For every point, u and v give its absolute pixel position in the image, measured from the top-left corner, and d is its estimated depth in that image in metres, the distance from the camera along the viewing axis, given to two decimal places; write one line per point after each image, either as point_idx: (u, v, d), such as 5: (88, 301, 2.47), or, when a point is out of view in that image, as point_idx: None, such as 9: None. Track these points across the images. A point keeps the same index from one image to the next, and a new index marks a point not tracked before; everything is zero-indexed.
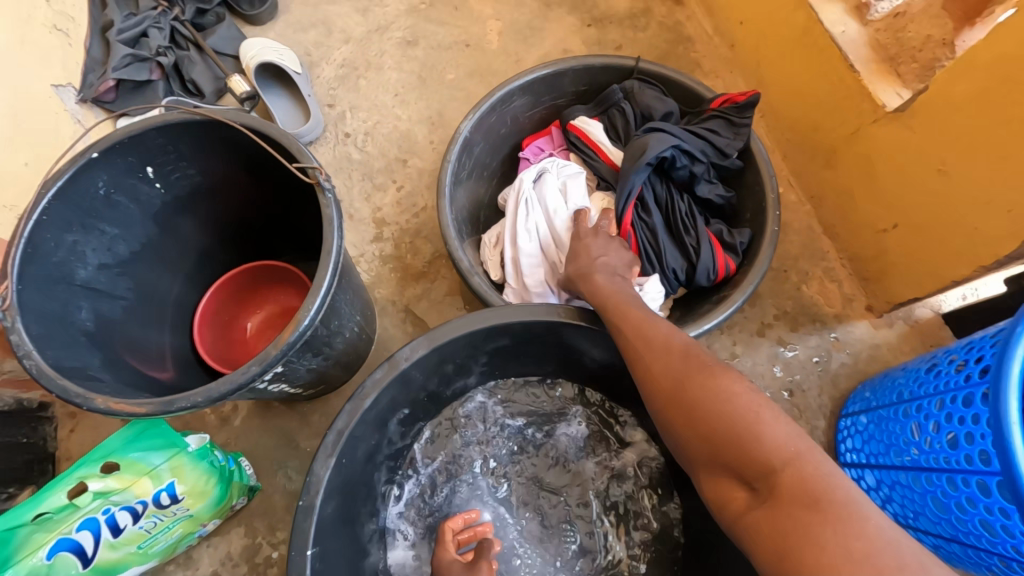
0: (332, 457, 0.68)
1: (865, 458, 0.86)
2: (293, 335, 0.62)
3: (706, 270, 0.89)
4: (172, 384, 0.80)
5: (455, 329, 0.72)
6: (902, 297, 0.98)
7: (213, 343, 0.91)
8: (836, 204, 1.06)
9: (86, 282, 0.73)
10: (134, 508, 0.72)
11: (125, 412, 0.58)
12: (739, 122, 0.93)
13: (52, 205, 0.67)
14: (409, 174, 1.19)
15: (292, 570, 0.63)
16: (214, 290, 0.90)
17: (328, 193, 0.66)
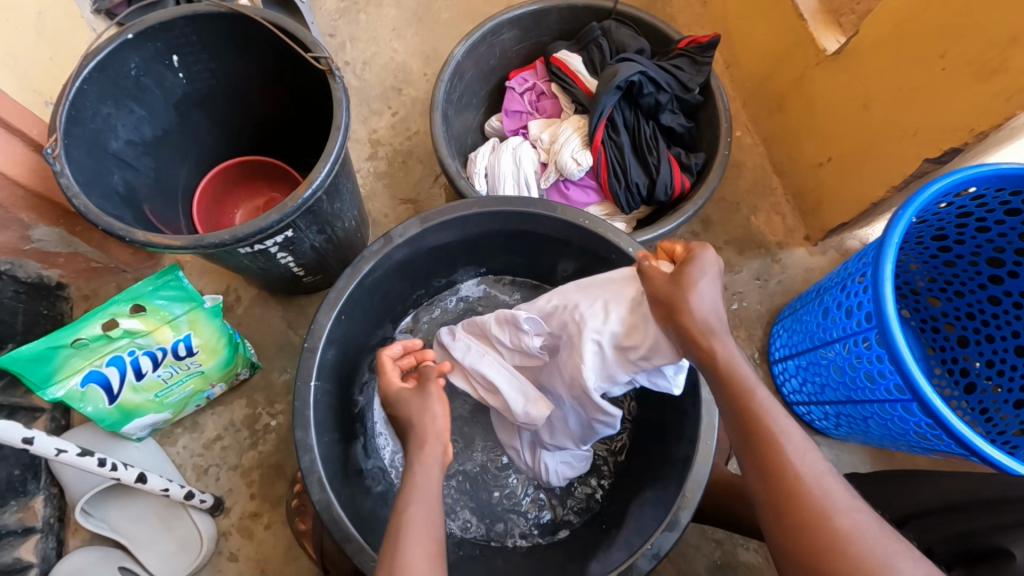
0: (333, 311, 0.79)
1: (790, 352, 1.01)
2: (304, 195, 0.73)
3: (664, 186, 1.01)
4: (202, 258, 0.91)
5: (443, 214, 0.83)
6: (834, 224, 1.13)
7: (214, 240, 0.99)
8: (784, 145, 1.20)
9: (116, 153, 0.82)
10: (155, 354, 0.83)
11: (160, 245, 0.69)
12: (700, 59, 1.05)
13: (91, 76, 0.76)
14: (403, 102, 1.29)
15: (298, 397, 0.75)
16: (197, 200, 0.98)
17: (339, 79, 0.76)
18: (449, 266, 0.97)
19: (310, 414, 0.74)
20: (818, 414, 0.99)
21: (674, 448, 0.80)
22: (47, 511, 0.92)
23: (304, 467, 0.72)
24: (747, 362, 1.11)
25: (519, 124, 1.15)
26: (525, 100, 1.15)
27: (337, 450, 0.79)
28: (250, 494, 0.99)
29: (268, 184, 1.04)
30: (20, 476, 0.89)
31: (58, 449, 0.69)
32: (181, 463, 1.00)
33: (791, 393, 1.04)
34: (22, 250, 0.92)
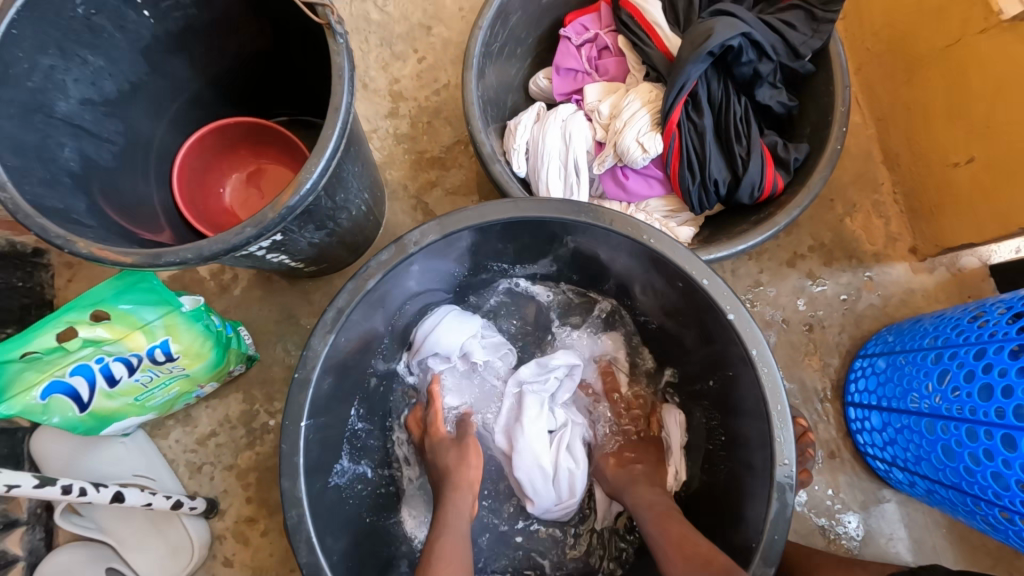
0: (331, 334, 0.65)
1: (876, 400, 0.84)
2: (292, 199, 0.57)
3: (751, 186, 0.80)
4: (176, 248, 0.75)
5: (471, 218, 0.67)
6: (955, 240, 0.90)
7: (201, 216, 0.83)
8: (907, 131, 0.95)
9: (68, 116, 0.65)
10: (128, 360, 0.72)
11: (110, 260, 0.54)
12: (821, 16, 0.79)
13: (22, 16, 0.57)
14: (432, 45, 1.06)
15: (285, 438, 0.63)
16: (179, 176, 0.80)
17: (340, 39, 0.57)
18: (477, 272, 0.80)
19: (299, 461, 0.63)
20: (897, 476, 0.83)
21: (738, 526, 0.68)
22: (33, 503, 0.86)
23: (290, 524, 0.61)
24: (816, 397, 0.95)
25: (573, 86, 0.93)
26: (582, 56, 0.92)
27: (332, 493, 0.68)
28: (247, 497, 0.91)
29: (257, 148, 0.86)
30: None
31: (7, 485, 0.59)
32: (173, 458, 0.92)
33: (868, 443, 0.88)
34: None
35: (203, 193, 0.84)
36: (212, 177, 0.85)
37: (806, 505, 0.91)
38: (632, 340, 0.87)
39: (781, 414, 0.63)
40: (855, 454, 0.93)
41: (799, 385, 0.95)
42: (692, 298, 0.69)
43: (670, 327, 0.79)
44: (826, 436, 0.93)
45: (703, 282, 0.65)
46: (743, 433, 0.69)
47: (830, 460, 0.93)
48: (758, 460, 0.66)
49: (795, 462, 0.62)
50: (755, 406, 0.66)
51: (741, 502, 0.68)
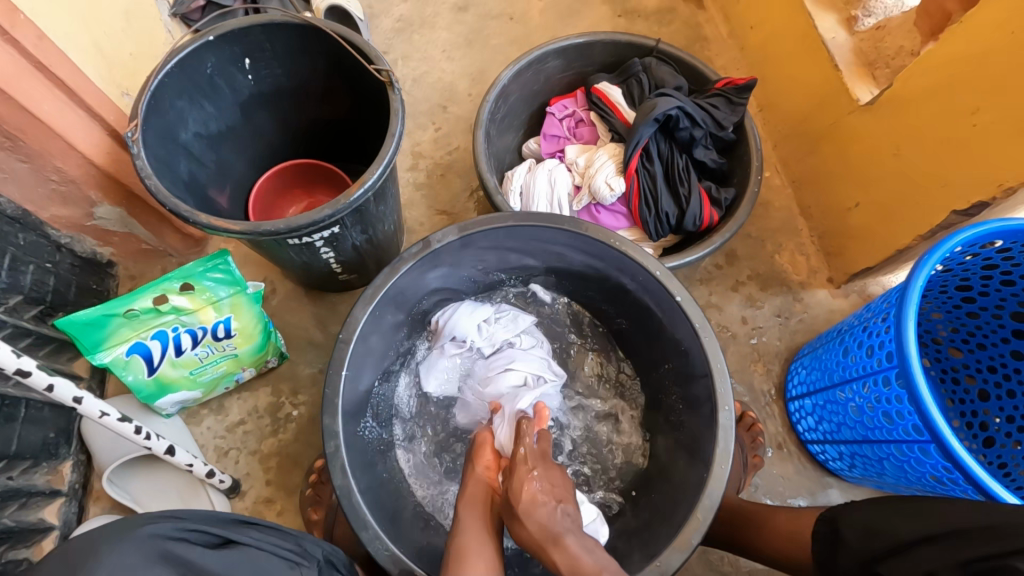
0: (370, 305, 0.82)
1: (808, 389, 1.02)
2: (355, 195, 0.79)
3: (693, 217, 1.05)
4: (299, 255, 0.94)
5: (483, 224, 0.87)
6: (858, 268, 1.14)
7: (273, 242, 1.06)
8: (814, 188, 1.23)
9: (184, 143, 0.88)
10: (196, 333, 0.87)
11: (222, 229, 0.75)
12: (736, 100, 1.09)
13: (173, 71, 0.82)
14: (447, 119, 1.35)
15: (328, 384, 0.78)
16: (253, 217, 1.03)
17: (397, 91, 0.82)
18: (484, 275, 1.00)
19: (338, 402, 0.77)
20: (831, 454, 0.99)
21: (693, 473, 0.83)
22: (74, 476, 0.95)
23: (328, 452, 0.74)
24: (763, 397, 1.12)
25: (557, 147, 1.20)
26: (564, 126, 1.21)
27: (360, 440, 0.82)
28: (267, 480, 1.02)
29: (315, 187, 1.10)
30: (54, 439, 0.93)
31: (102, 412, 0.73)
32: (204, 444, 1.03)
33: (807, 431, 1.05)
34: (84, 226, 0.98)
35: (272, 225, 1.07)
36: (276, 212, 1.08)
37: (761, 490, 1.05)
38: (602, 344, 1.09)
39: (721, 370, 0.81)
40: (799, 445, 1.08)
41: (748, 387, 1.13)
42: (650, 289, 0.89)
43: (638, 321, 0.98)
44: (773, 430, 1.10)
45: (656, 273, 0.86)
46: (697, 397, 0.86)
47: (778, 452, 1.08)
48: (706, 413, 0.83)
49: (734, 407, 0.79)
50: (701, 369, 0.84)
51: (697, 453, 0.83)
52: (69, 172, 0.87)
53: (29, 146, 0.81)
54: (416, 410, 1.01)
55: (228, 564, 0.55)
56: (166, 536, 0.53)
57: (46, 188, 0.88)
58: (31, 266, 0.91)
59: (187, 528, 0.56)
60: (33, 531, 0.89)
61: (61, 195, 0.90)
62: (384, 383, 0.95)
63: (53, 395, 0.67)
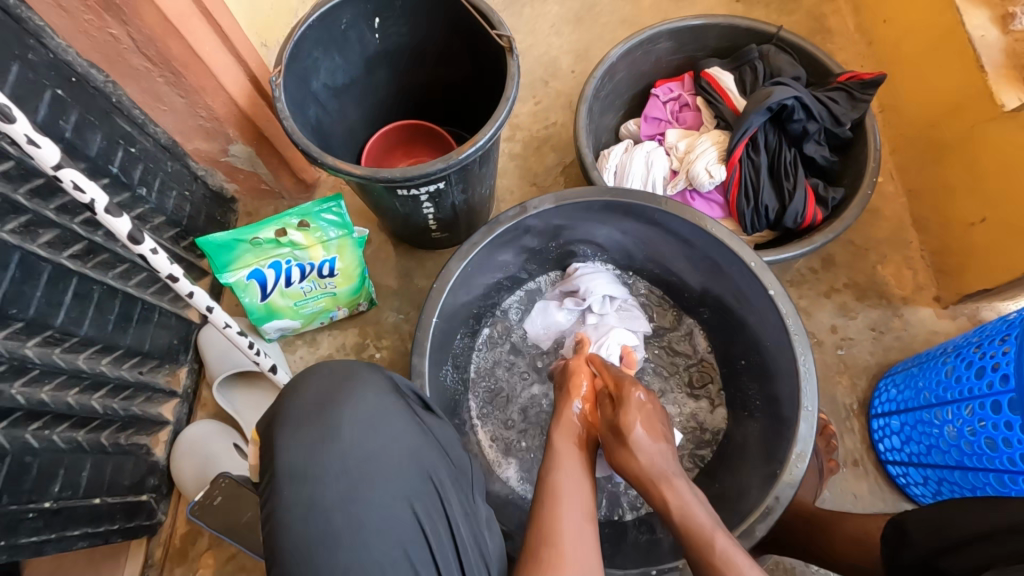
0: (464, 260, 0.86)
1: (897, 407, 0.96)
2: (466, 153, 0.82)
3: (795, 214, 1.01)
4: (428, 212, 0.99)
5: (580, 195, 0.89)
6: (973, 289, 1.06)
7: None
8: (932, 198, 1.15)
9: (314, 92, 0.95)
10: (305, 268, 0.96)
11: (345, 171, 0.81)
12: (860, 95, 1.03)
13: (314, 25, 0.89)
14: (548, 94, 1.36)
15: (420, 327, 0.83)
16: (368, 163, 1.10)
17: (516, 57, 0.85)
18: (572, 246, 1.03)
19: (427, 344, 0.83)
20: (915, 478, 0.94)
21: (764, 467, 0.81)
22: (188, 381, 1.08)
23: (414, 389, 0.80)
24: (844, 411, 1.07)
25: (657, 130, 1.19)
26: (667, 109, 1.19)
27: (440, 383, 0.87)
28: None
29: (417, 146, 1.16)
30: (176, 345, 1.06)
31: (226, 324, 0.82)
32: (296, 371, 1.13)
33: (889, 451, 0.99)
34: (219, 161, 1.09)
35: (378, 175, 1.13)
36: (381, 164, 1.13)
37: (830, 503, 1.01)
38: (689, 327, 1.07)
39: (809, 370, 0.79)
40: (877, 466, 1.03)
41: (829, 397, 1.08)
42: (741, 280, 0.88)
43: (725, 313, 0.96)
44: (851, 446, 1.05)
45: (751, 264, 0.84)
46: (778, 394, 0.84)
47: (854, 468, 1.03)
48: (787, 410, 0.81)
49: (818, 409, 0.77)
50: (787, 366, 0.82)
51: (771, 448, 0.82)
52: (216, 110, 0.97)
53: (188, 82, 0.91)
54: (493, 362, 1.05)
55: (439, 428, 0.65)
56: (403, 389, 0.65)
57: (195, 122, 0.98)
58: (174, 192, 1.03)
59: (417, 392, 0.67)
60: (153, 423, 1.01)
61: (206, 131, 1.01)
62: (466, 336, 1.01)
63: (193, 301, 0.77)
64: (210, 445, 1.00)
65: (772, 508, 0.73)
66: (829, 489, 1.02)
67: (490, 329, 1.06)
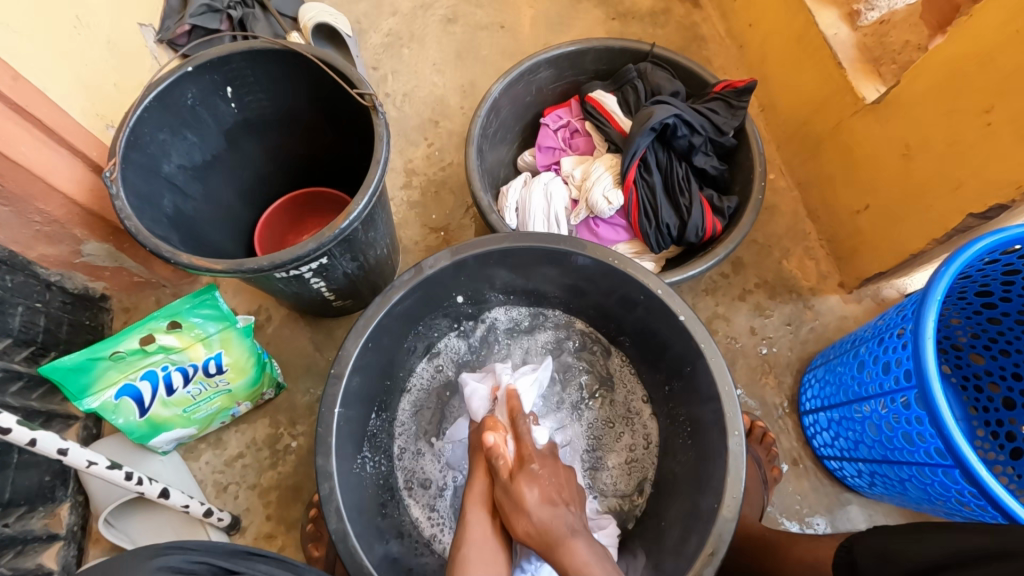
0: (361, 338, 0.80)
1: (822, 403, 0.97)
2: (341, 226, 0.76)
3: (695, 228, 1.01)
4: (317, 287, 0.91)
5: (475, 249, 0.84)
6: (869, 273, 1.10)
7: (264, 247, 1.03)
8: (819, 190, 1.19)
9: (168, 177, 0.86)
10: (186, 371, 0.85)
11: (204, 268, 0.72)
12: (736, 103, 1.05)
13: (151, 105, 0.80)
14: (440, 134, 1.32)
15: (321, 423, 0.75)
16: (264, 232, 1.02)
17: (381, 115, 0.79)
18: (487, 296, 0.97)
19: (332, 441, 0.75)
20: (850, 471, 0.94)
21: (702, 501, 0.79)
22: (72, 519, 0.94)
23: (322, 494, 0.72)
24: (775, 411, 1.08)
25: (552, 159, 1.17)
26: (558, 137, 1.17)
27: (356, 477, 0.80)
28: (267, 514, 0.99)
29: (308, 219, 1.08)
30: (49, 483, 0.92)
31: (90, 462, 0.71)
32: (202, 479, 1.01)
33: (823, 447, 1.00)
34: (73, 263, 0.97)
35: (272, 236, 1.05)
36: (282, 228, 1.06)
37: (777, 509, 1.01)
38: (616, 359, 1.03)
39: (729, 393, 0.77)
40: (815, 461, 1.04)
41: (759, 400, 1.08)
42: (651, 307, 0.86)
43: (646, 342, 0.94)
44: (788, 445, 1.05)
45: (657, 291, 0.83)
46: (702, 420, 0.83)
47: (794, 467, 1.03)
48: (715, 436, 0.78)
49: (744, 433, 0.75)
50: (709, 391, 0.80)
51: (706, 478, 0.79)
52: (52, 213, 0.86)
53: (10, 190, 0.80)
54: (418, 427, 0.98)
55: None
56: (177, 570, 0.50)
57: (30, 230, 0.87)
58: (19, 307, 0.90)
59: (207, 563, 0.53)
60: None
61: (47, 235, 0.89)
62: (383, 412, 0.93)
63: (37, 449, 0.65)
64: None
65: (716, 550, 0.70)
66: (774, 494, 1.01)
67: (413, 392, 0.99)
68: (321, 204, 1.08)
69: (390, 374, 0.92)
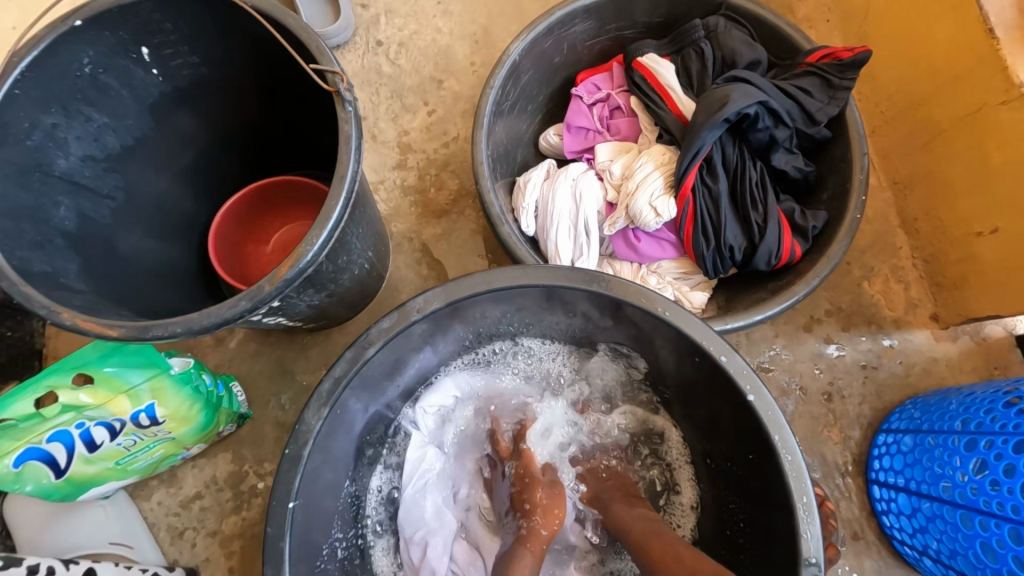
0: (325, 407, 0.61)
1: (906, 484, 0.78)
2: (290, 272, 0.53)
3: (767, 254, 0.78)
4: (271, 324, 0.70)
5: (477, 285, 0.64)
6: (979, 312, 0.87)
7: (218, 240, 0.80)
8: (926, 195, 0.93)
9: (66, 175, 0.63)
10: (110, 426, 0.67)
11: (93, 332, 0.50)
12: (836, 83, 0.78)
13: (26, 76, 0.56)
14: (443, 98, 1.06)
15: (270, 521, 0.58)
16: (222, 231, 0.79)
17: (348, 107, 0.55)
18: (498, 326, 0.75)
19: (284, 546, 0.58)
20: (931, 568, 0.77)
21: None
22: None
23: None
24: (837, 472, 0.89)
25: (584, 144, 0.91)
26: (593, 115, 0.91)
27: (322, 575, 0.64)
28: (229, 567, 0.85)
29: (268, 218, 0.85)
30: None
31: None
32: (154, 522, 0.87)
33: (895, 528, 0.82)
34: None
35: (230, 223, 0.81)
36: (249, 212, 0.83)
37: None
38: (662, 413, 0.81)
39: (806, 508, 0.58)
40: (880, 536, 0.86)
41: (819, 458, 0.89)
42: (707, 373, 0.65)
43: (691, 404, 0.74)
44: (848, 516, 0.87)
45: (721, 359, 0.61)
46: (764, 527, 0.64)
47: (854, 543, 0.86)
48: (780, 556, 0.60)
49: (824, 563, 0.57)
50: (778, 497, 0.61)
51: None
52: None
53: None
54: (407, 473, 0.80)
55: None
56: None
57: None
58: None
59: None
60: None
61: None
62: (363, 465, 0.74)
63: None
64: None
65: None
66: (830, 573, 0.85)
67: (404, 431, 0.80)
68: (283, 197, 0.84)
69: (373, 424, 0.74)
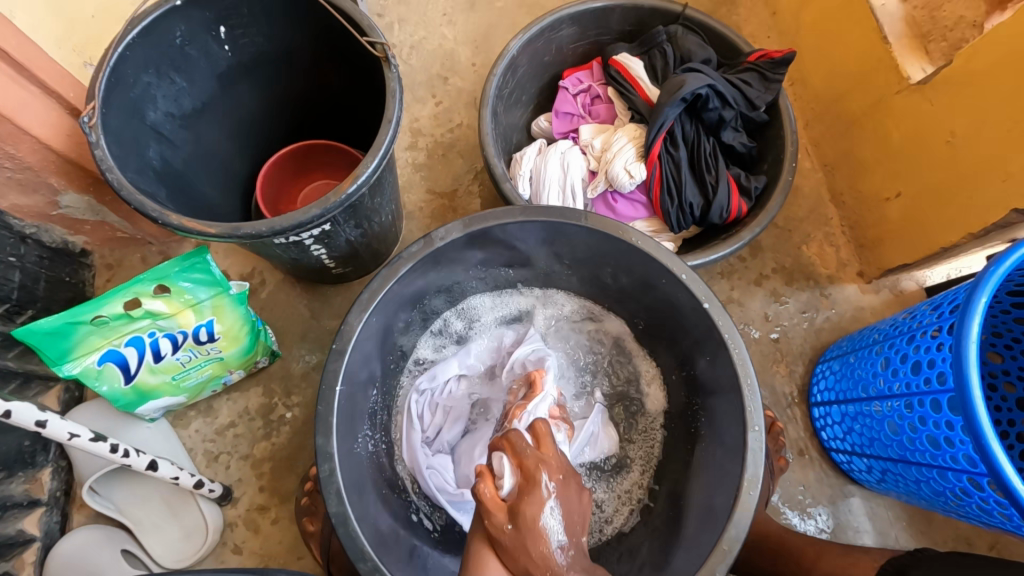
0: (366, 312, 0.74)
1: (836, 397, 0.95)
2: (348, 191, 0.69)
3: (720, 209, 0.96)
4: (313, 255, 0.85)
5: (489, 220, 0.78)
6: (893, 264, 1.06)
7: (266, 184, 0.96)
8: (847, 173, 1.13)
9: (153, 125, 0.78)
10: (175, 337, 0.80)
11: (194, 230, 0.65)
12: (770, 75, 0.98)
13: (135, 42, 0.72)
14: (449, 92, 1.23)
15: (321, 401, 0.71)
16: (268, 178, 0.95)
17: (394, 69, 0.72)
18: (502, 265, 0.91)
19: (333, 421, 0.71)
20: (859, 466, 0.93)
21: (714, 495, 0.76)
22: (54, 485, 0.89)
23: (322, 476, 0.68)
24: (785, 400, 1.06)
25: (570, 126, 1.09)
26: (577, 103, 1.10)
27: (358, 458, 0.76)
28: (260, 486, 0.96)
29: (308, 177, 1.01)
30: (29, 447, 0.87)
31: (71, 434, 0.66)
32: (192, 447, 0.97)
33: (832, 440, 0.98)
34: (49, 215, 0.89)
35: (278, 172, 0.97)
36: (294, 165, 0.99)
37: (780, 499, 1.00)
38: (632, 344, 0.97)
39: (751, 387, 0.73)
40: (821, 452, 1.02)
41: (769, 388, 1.06)
42: (672, 291, 0.81)
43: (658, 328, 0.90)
44: (795, 435, 1.03)
45: (682, 276, 0.77)
46: (719, 413, 0.79)
47: (800, 458, 1.02)
48: (732, 429, 0.75)
49: (764, 428, 0.71)
50: (728, 383, 0.76)
51: (721, 471, 0.76)
52: (23, 159, 0.79)
53: None
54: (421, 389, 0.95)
55: None
56: None
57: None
58: None
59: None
60: (12, 544, 0.83)
61: (20, 184, 0.82)
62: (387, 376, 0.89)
63: (13, 420, 0.60)
64: (93, 558, 0.83)
65: (730, 547, 0.67)
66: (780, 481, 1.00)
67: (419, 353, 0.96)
68: (311, 162, 0.99)
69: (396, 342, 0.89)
